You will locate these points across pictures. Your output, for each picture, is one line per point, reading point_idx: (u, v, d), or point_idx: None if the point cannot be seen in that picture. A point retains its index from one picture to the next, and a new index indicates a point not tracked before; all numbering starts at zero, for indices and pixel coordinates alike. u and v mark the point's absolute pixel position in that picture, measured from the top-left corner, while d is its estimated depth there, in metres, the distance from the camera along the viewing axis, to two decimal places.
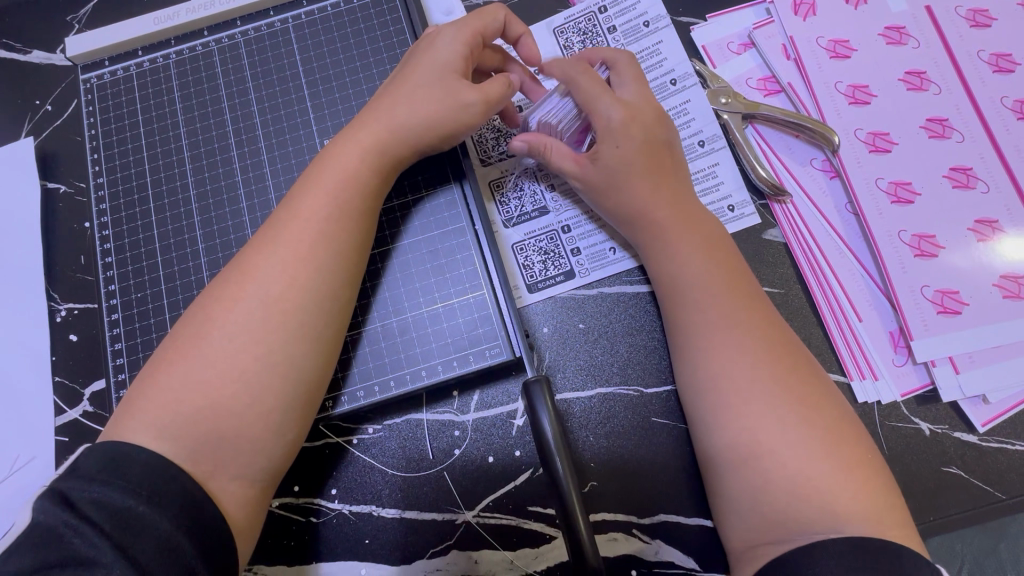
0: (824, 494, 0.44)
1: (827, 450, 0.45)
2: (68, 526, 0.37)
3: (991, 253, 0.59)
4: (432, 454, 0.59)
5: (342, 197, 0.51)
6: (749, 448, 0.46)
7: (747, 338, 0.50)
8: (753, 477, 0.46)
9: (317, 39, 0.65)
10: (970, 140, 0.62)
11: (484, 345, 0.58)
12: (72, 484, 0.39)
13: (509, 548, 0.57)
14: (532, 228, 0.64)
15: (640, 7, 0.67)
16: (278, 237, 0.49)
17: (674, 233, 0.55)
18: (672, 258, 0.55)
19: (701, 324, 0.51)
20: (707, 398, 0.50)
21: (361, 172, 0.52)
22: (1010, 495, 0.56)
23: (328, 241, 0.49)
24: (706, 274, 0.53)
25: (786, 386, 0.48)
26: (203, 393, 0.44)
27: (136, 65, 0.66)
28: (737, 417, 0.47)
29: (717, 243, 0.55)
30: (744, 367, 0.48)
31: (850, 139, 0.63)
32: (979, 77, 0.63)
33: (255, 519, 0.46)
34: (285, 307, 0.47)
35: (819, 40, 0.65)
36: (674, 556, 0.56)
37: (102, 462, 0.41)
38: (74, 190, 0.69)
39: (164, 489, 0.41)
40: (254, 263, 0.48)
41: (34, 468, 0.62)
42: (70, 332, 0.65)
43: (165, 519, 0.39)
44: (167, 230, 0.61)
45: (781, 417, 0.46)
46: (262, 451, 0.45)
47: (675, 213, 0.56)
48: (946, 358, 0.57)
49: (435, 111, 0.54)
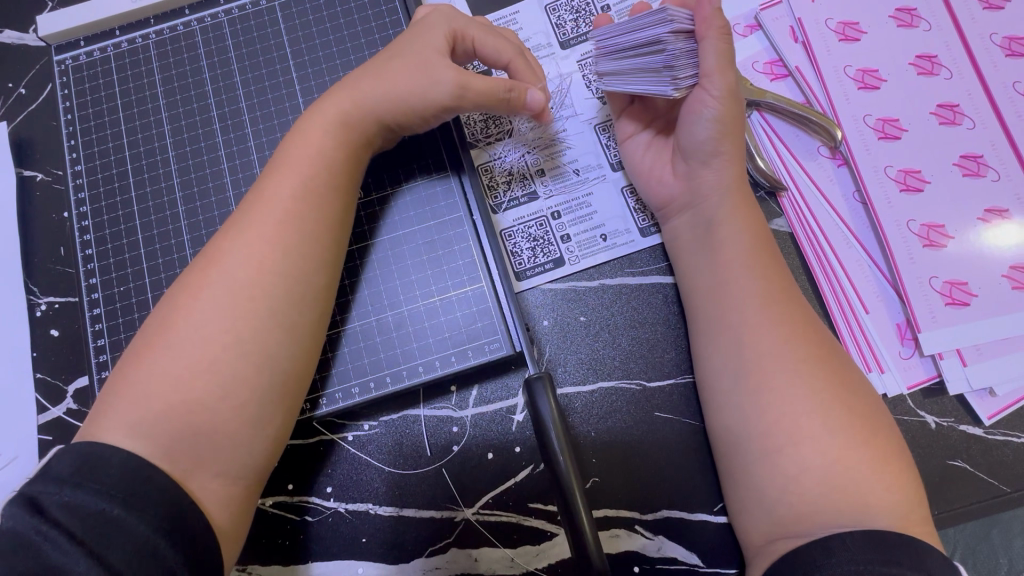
0: (844, 485, 0.43)
1: (859, 439, 0.45)
2: (40, 533, 0.36)
3: (1003, 241, 0.58)
4: (429, 451, 0.58)
5: (309, 180, 0.49)
6: (784, 434, 0.45)
7: (775, 320, 0.49)
8: (784, 463, 0.45)
9: (305, 19, 0.62)
10: (981, 127, 0.60)
11: (483, 339, 0.56)
12: (47, 488, 0.38)
13: (509, 545, 0.56)
14: (521, 214, 0.62)
15: None
16: (244, 222, 0.47)
17: (725, 199, 0.53)
18: (717, 228, 0.53)
19: (734, 307, 0.50)
20: (741, 385, 0.48)
21: (328, 152, 0.50)
22: (1015, 488, 0.55)
23: (291, 224, 0.47)
24: (741, 260, 0.51)
25: (824, 372, 0.47)
26: (183, 392, 0.42)
27: (114, 45, 0.62)
28: (776, 401, 0.46)
29: (755, 221, 0.53)
30: (779, 349, 0.48)
31: (859, 125, 0.61)
32: (991, 61, 0.61)
33: (239, 524, 0.44)
34: (249, 292, 0.45)
35: (828, 22, 0.63)
36: (678, 552, 0.55)
37: (76, 465, 0.39)
38: (51, 178, 0.66)
39: (142, 491, 0.39)
40: (217, 248, 0.47)
41: (14, 469, 0.59)
42: (51, 327, 0.62)
43: (145, 523, 0.37)
44: (150, 220, 0.58)
45: (820, 401, 0.46)
46: (246, 452, 0.44)
47: (722, 185, 0.53)
48: (953, 351, 0.56)
49: (404, 86, 0.51)
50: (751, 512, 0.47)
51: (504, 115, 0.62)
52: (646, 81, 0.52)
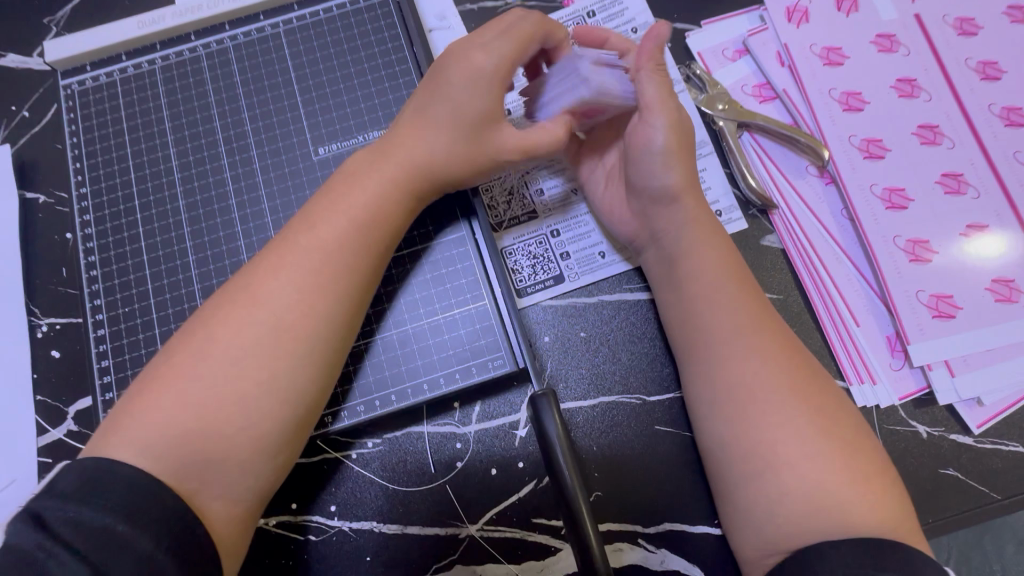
0: (830, 504, 0.44)
1: (842, 460, 0.46)
2: (43, 549, 0.36)
3: (983, 256, 0.60)
4: (433, 468, 0.58)
5: (367, 234, 0.50)
6: (765, 458, 0.47)
7: (754, 346, 0.50)
8: (766, 486, 0.46)
9: (309, 45, 0.63)
10: (959, 147, 0.63)
11: (486, 356, 0.57)
12: (50, 503, 0.38)
13: (514, 561, 0.56)
14: (521, 233, 0.64)
15: (628, 14, 0.68)
16: (292, 266, 0.47)
17: (687, 232, 0.55)
18: (687, 259, 0.54)
19: (712, 335, 0.51)
20: (722, 411, 0.50)
21: (386, 206, 0.51)
22: (1004, 495, 0.57)
23: (352, 278, 0.49)
24: (718, 287, 0.52)
25: (804, 396, 0.48)
26: (188, 409, 0.43)
27: (120, 70, 0.63)
28: (755, 426, 0.48)
29: (725, 251, 0.55)
30: (758, 374, 0.49)
31: (845, 146, 0.63)
32: (967, 84, 0.64)
33: (241, 538, 0.45)
34: (291, 335, 0.46)
35: (812, 47, 0.66)
36: (680, 564, 0.55)
37: (80, 480, 0.39)
38: (55, 200, 0.67)
39: (145, 508, 0.39)
40: (259, 284, 0.47)
41: (13, 492, 0.59)
42: (52, 348, 0.63)
43: (147, 538, 0.38)
44: (156, 242, 0.59)
45: (799, 425, 0.47)
46: (250, 468, 0.44)
47: (690, 218, 0.55)
48: (941, 362, 0.58)
49: (471, 154, 0.53)
50: (749, 526, 0.47)
51: None
52: (566, 98, 0.54)
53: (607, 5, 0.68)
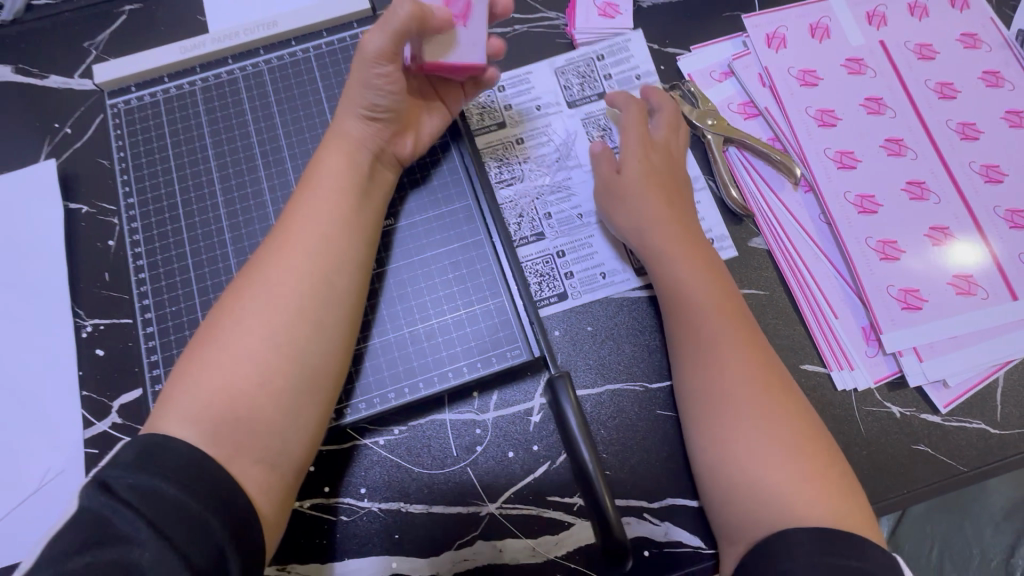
0: (772, 496, 0.50)
1: (791, 461, 0.51)
2: (108, 508, 0.41)
3: (945, 255, 0.67)
4: (455, 452, 0.63)
5: (328, 200, 0.56)
6: (720, 453, 0.54)
7: (723, 354, 0.56)
8: (717, 476, 0.54)
9: (337, 68, 0.70)
10: (922, 158, 0.70)
11: (505, 347, 0.63)
12: (113, 473, 0.43)
13: (530, 536, 0.61)
14: (530, 252, 0.69)
15: (633, 61, 0.75)
16: (273, 242, 0.54)
17: (662, 250, 0.62)
18: (665, 274, 0.62)
19: (686, 342, 0.59)
20: (693, 408, 0.57)
21: (342, 170, 0.57)
22: (969, 467, 0.63)
23: (318, 240, 0.54)
24: (692, 301, 0.59)
25: (764, 401, 0.54)
26: (237, 393, 0.48)
27: (163, 91, 0.69)
28: (714, 425, 0.55)
29: (704, 265, 0.61)
30: (724, 378, 0.55)
31: (821, 158, 0.71)
32: (927, 103, 0.72)
33: (281, 513, 0.50)
34: (274, 300, 0.51)
35: (790, 70, 0.73)
36: (683, 535, 0.61)
37: (138, 453, 0.44)
38: (97, 211, 0.72)
39: (198, 480, 0.44)
40: (251, 264, 0.54)
41: (62, 481, 0.63)
42: (97, 347, 0.67)
43: (196, 502, 0.43)
44: (199, 247, 0.64)
45: (755, 427, 0.53)
46: (283, 445, 0.50)
47: (668, 238, 0.63)
48: (910, 349, 0.65)
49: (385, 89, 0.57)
50: (721, 500, 0.54)
51: (515, 164, 0.72)
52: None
53: (615, 51, 0.75)
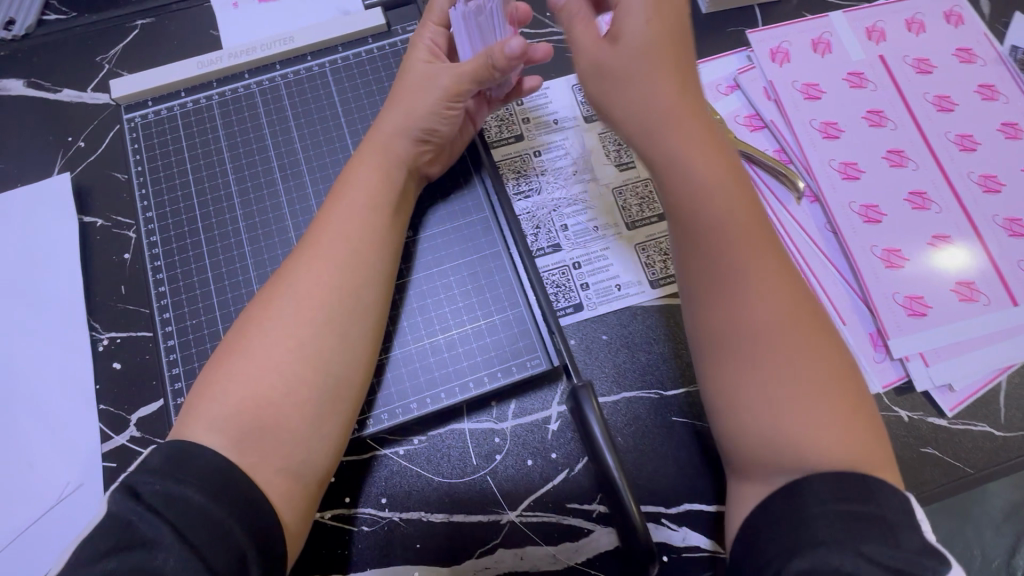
0: (802, 444, 0.44)
1: (822, 409, 0.45)
2: (135, 514, 0.42)
3: (947, 263, 0.69)
4: (475, 461, 0.64)
5: (365, 215, 0.57)
6: (737, 389, 0.47)
7: (738, 271, 0.48)
8: (741, 419, 0.47)
9: (353, 82, 0.71)
10: (923, 169, 0.73)
11: (525, 356, 0.64)
12: (141, 479, 0.43)
13: (550, 543, 0.62)
14: (546, 263, 0.71)
15: None
16: (306, 252, 0.55)
17: (680, 155, 0.50)
18: (681, 181, 0.50)
19: (695, 260, 0.50)
20: (702, 332, 0.50)
21: (379, 185, 0.58)
22: (976, 469, 0.65)
23: (354, 253, 0.55)
24: (708, 215, 0.49)
25: (785, 334, 0.47)
26: (265, 405, 0.48)
27: (180, 105, 0.70)
28: (728, 354, 0.48)
29: (726, 175, 0.50)
30: (738, 301, 0.48)
31: (826, 168, 0.73)
32: (926, 115, 0.75)
33: (305, 525, 0.50)
34: (308, 310, 0.52)
35: (794, 83, 0.76)
36: (701, 540, 0.62)
37: (163, 461, 0.44)
38: (112, 224, 0.72)
39: (224, 489, 0.44)
40: (280, 277, 0.54)
41: (81, 495, 0.63)
42: (113, 360, 0.67)
43: (222, 510, 0.43)
44: (219, 260, 0.65)
45: (778, 364, 0.46)
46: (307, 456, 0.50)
47: (687, 141, 0.50)
48: (916, 354, 0.67)
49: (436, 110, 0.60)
50: None
51: (534, 179, 0.73)
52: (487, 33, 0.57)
53: None
